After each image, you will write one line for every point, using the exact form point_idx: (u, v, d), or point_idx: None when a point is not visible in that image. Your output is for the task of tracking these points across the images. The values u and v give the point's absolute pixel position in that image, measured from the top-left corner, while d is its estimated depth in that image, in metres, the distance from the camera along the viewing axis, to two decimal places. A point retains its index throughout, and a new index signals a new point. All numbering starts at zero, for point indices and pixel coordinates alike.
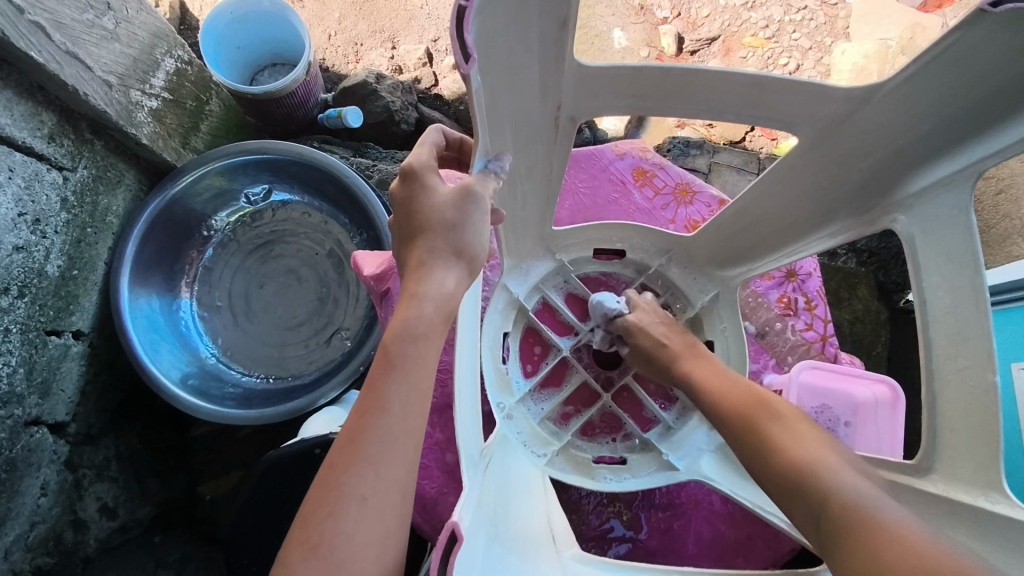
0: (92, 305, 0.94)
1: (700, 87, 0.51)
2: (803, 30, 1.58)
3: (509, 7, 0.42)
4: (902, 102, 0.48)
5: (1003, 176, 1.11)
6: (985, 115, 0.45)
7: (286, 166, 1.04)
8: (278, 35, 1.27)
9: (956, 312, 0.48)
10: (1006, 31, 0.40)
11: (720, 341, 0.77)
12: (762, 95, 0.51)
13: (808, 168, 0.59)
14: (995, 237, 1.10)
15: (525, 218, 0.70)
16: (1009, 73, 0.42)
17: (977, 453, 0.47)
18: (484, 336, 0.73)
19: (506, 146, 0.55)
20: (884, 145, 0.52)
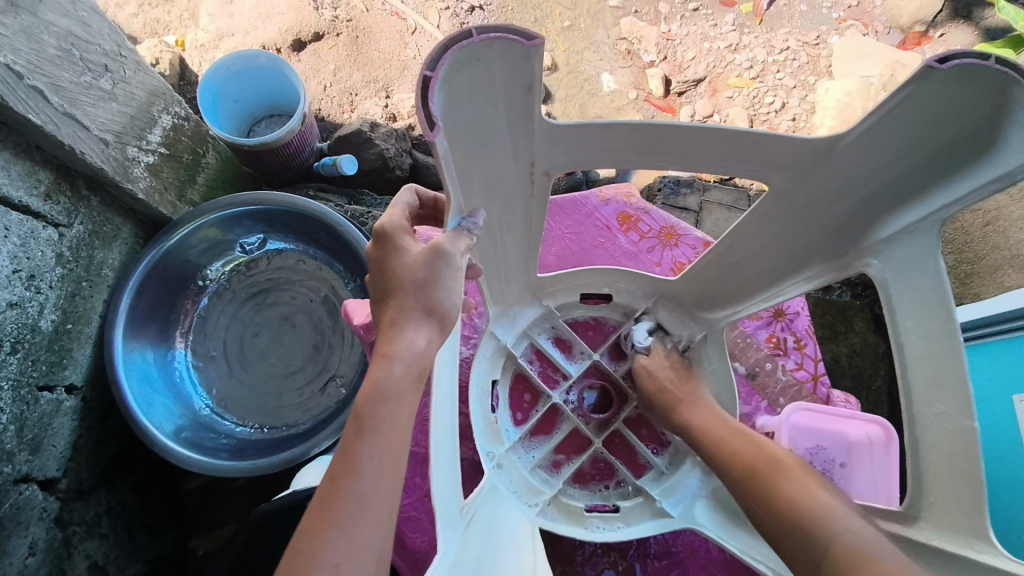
0: (86, 359, 0.95)
1: (675, 143, 0.52)
2: (787, 70, 1.62)
3: (475, 75, 0.45)
4: (865, 151, 0.49)
5: (987, 208, 1.13)
6: (949, 159, 0.47)
7: (282, 217, 1.06)
8: (275, 88, 1.31)
9: (931, 355, 0.49)
10: (958, 85, 0.43)
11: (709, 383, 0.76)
12: (730, 149, 0.52)
13: (781, 215, 0.59)
14: (986, 267, 1.10)
15: (508, 270, 0.71)
16: (966, 122, 0.44)
17: (963, 499, 0.47)
18: (472, 384, 0.72)
19: (483, 204, 0.56)
20: (854, 192, 0.53)
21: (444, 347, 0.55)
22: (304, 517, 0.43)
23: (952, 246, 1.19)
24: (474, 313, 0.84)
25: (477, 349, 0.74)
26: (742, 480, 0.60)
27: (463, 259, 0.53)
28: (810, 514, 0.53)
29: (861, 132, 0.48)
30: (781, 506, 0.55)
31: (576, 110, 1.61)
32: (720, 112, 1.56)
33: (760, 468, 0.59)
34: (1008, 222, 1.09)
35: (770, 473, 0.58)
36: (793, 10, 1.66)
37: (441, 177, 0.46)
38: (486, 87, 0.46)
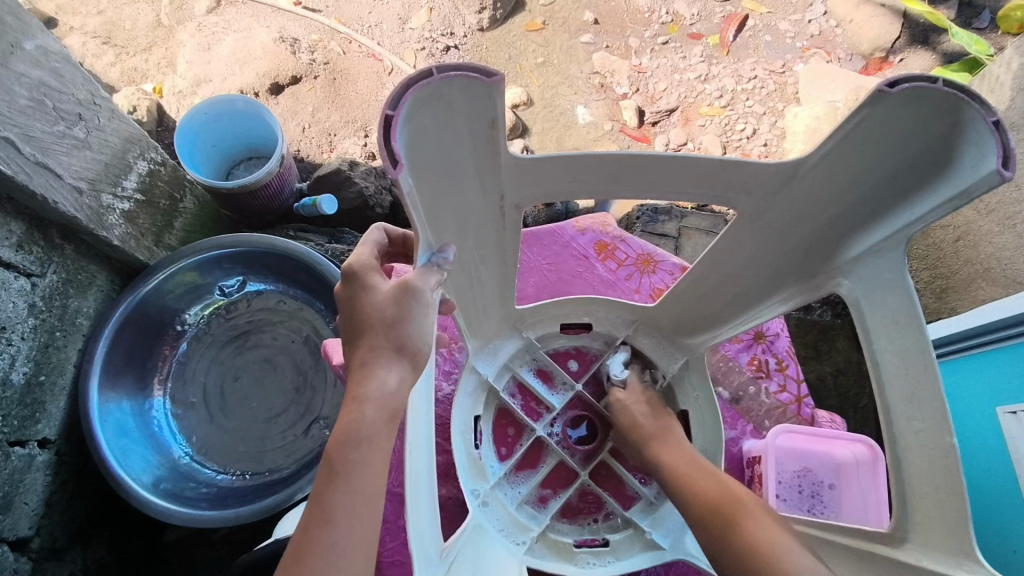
0: (60, 411, 0.92)
1: (644, 172, 0.53)
2: (755, 98, 1.66)
3: (438, 111, 0.45)
4: (827, 174, 0.50)
5: (956, 224, 1.16)
6: (909, 177, 0.48)
7: (260, 259, 1.06)
8: (253, 131, 1.32)
9: (907, 372, 0.49)
10: (910, 106, 0.44)
11: (693, 409, 0.75)
12: (695, 176, 0.53)
13: (751, 238, 0.60)
14: (961, 281, 1.12)
15: (486, 303, 0.70)
16: (922, 142, 0.46)
17: (947, 518, 0.47)
18: (454, 421, 0.71)
19: (455, 239, 0.57)
20: (821, 213, 0.54)
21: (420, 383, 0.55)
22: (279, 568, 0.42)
23: (926, 262, 1.21)
24: (454, 347, 0.83)
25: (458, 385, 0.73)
26: (703, 518, 0.58)
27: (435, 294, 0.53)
28: (770, 553, 0.50)
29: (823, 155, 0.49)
30: (740, 543, 0.53)
31: (553, 142, 1.64)
32: (694, 140, 1.60)
33: (724, 504, 0.57)
34: (978, 236, 1.11)
35: (733, 509, 0.56)
36: (758, 41, 1.73)
37: (409, 214, 0.46)
38: (449, 123, 0.47)
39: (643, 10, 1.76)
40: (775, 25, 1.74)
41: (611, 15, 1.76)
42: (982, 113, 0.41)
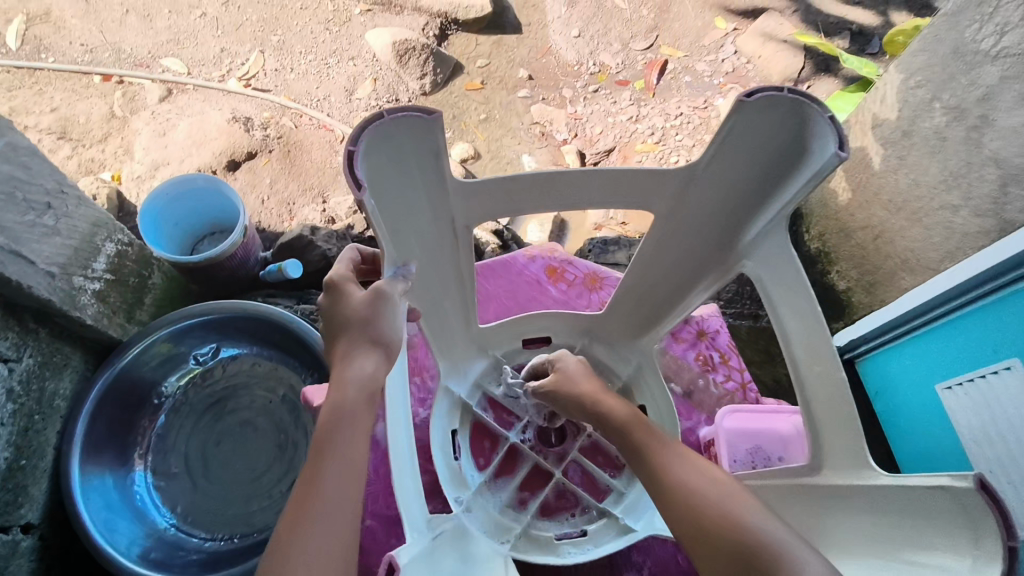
0: (42, 495, 0.94)
1: (571, 188, 0.62)
2: (684, 132, 1.81)
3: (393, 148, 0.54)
4: (717, 172, 0.62)
5: (873, 224, 1.26)
6: (779, 168, 0.59)
7: (233, 323, 1.10)
8: (214, 206, 1.37)
9: (803, 325, 0.61)
10: (765, 111, 0.56)
11: (650, 404, 0.82)
12: (615, 186, 0.63)
13: (672, 237, 0.70)
14: (885, 274, 1.23)
15: (450, 324, 0.77)
16: (780, 138, 0.57)
17: (846, 441, 0.62)
18: (433, 435, 0.77)
19: (414, 263, 0.64)
20: (722, 207, 0.65)
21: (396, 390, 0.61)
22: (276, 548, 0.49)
23: (853, 262, 1.33)
24: (426, 376, 0.87)
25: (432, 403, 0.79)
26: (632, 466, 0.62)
27: (400, 301, 0.61)
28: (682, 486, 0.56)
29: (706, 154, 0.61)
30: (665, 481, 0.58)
31: None
32: None
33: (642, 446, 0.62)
34: (892, 233, 1.22)
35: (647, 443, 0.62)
36: (680, 82, 1.90)
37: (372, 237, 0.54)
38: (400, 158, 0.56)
39: (572, 64, 1.93)
40: (692, 67, 1.92)
41: (544, 70, 1.92)
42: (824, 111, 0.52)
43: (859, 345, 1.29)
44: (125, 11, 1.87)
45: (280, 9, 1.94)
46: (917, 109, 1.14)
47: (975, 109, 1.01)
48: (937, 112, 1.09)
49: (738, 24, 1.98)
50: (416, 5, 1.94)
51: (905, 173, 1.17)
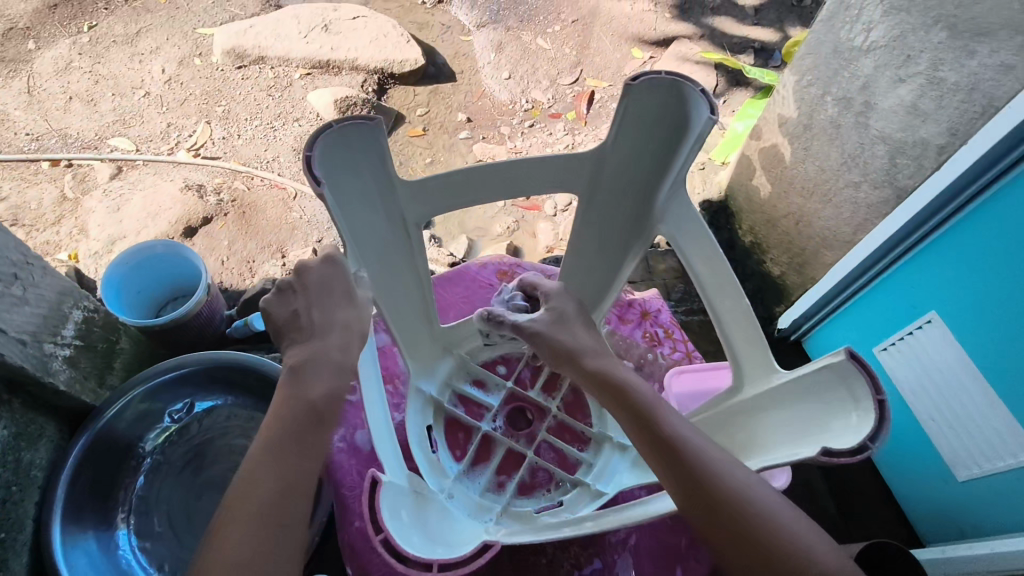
0: (23, 568, 0.95)
1: (515, 171, 0.83)
2: None
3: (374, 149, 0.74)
4: (624, 145, 0.83)
5: (792, 211, 1.39)
6: (668, 136, 0.80)
7: (210, 374, 1.13)
8: (175, 269, 1.40)
9: (704, 255, 0.81)
10: (648, 92, 0.77)
11: None
12: (548, 165, 0.84)
13: (606, 204, 0.91)
14: (811, 254, 1.35)
15: (414, 320, 0.92)
16: (665, 111, 0.78)
17: (756, 353, 0.79)
18: (411, 432, 0.89)
19: (381, 252, 0.82)
20: (636, 174, 0.86)
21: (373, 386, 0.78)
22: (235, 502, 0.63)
23: (782, 248, 1.44)
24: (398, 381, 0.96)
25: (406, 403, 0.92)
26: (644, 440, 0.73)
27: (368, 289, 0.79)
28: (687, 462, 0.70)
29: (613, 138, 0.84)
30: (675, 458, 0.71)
31: (457, 226, 1.83)
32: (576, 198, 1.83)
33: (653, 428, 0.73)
34: (810, 216, 1.34)
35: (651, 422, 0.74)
36: (608, 109, 2.04)
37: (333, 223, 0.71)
38: (368, 160, 0.75)
39: (506, 104, 2.06)
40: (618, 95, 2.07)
41: (481, 112, 2.04)
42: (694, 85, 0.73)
43: (802, 323, 1.42)
44: (69, 98, 1.92)
45: (223, 81, 2.02)
46: (812, 104, 1.28)
47: (859, 96, 1.15)
48: (829, 104, 1.23)
49: (653, 52, 2.15)
50: (353, 65, 2.05)
51: (812, 161, 1.30)
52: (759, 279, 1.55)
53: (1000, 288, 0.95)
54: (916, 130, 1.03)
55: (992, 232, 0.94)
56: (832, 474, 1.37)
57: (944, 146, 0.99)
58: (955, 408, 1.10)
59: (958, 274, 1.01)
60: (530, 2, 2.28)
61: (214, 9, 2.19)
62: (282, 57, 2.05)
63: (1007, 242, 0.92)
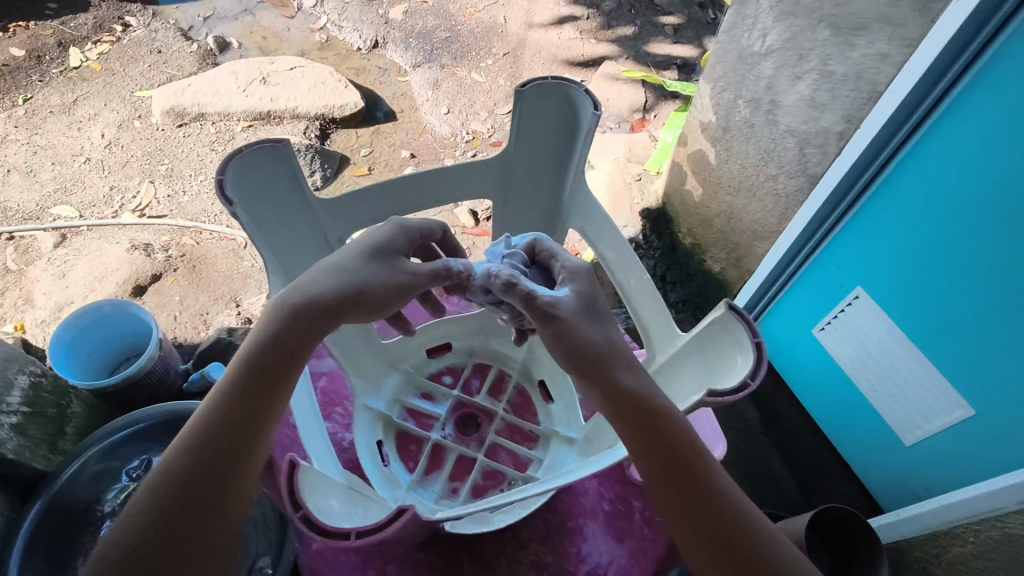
0: None
1: (434, 177, 0.95)
2: None
3: (286, 171, 0.82)
4: (527, 143, 0.98)
5: (723, 209, 1.46)
6: (562, 129, 0.96)
7: (167, 426, 1.13)
8: (126, 328, 1.39)
9: (606, 230, 0.96)
10: (537, 96, 0.93)
11: (547, 376, 1.01)
12: (465, 170, 0.98)
13: (522, 198, 1.06)
14: (745, 247, 1.42)
15: (354, 338, 0.95)
16: (555, 110, 0.94)
17: (658, 316, 0.90)
18: (361, 448, 0.91)
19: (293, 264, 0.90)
20: (542, 167, 1.01)
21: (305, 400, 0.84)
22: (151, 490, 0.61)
23: (720, 246, 1.52)
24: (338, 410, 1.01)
25: (356, 420, 0.94)
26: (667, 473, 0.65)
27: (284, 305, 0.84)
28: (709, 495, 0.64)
29: (514, 143, 0.98)
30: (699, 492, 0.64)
31: None
32: None
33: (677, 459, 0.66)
34: (739, 212, 1.41)
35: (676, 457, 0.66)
36: None
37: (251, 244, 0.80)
38: (277, 179, 0.82)
39: (448, 137, 2.12)
40: None
41: (424, 148, 2.10)
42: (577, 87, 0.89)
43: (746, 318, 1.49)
44: (8, 171, 1.92)
45: (164, 140, 2.04)
46: (727, 109, 1.36)
47: (765, 96, 1.23)
48: (742, 106, 1.31)
49: (583, 76, 2.26)
50: (294, 113, 2.09)
51: (734, 161, 1.37)
52: (702, 279, 1.63)
53: (911, 254, 1.02)
54: (818, 120, 1.12)
55: (895, 205, 1.01)
56: (791, 456, 1.41)
57: (843, 132, 1.07)
58: (892, 373, 1.15)
59: (873, 248, 1.09)
60: (461, 39, 2.37)
61: (150, 71, 2.21)
62: (222, 112, 2.08)
63: (911, 212, 0.99)
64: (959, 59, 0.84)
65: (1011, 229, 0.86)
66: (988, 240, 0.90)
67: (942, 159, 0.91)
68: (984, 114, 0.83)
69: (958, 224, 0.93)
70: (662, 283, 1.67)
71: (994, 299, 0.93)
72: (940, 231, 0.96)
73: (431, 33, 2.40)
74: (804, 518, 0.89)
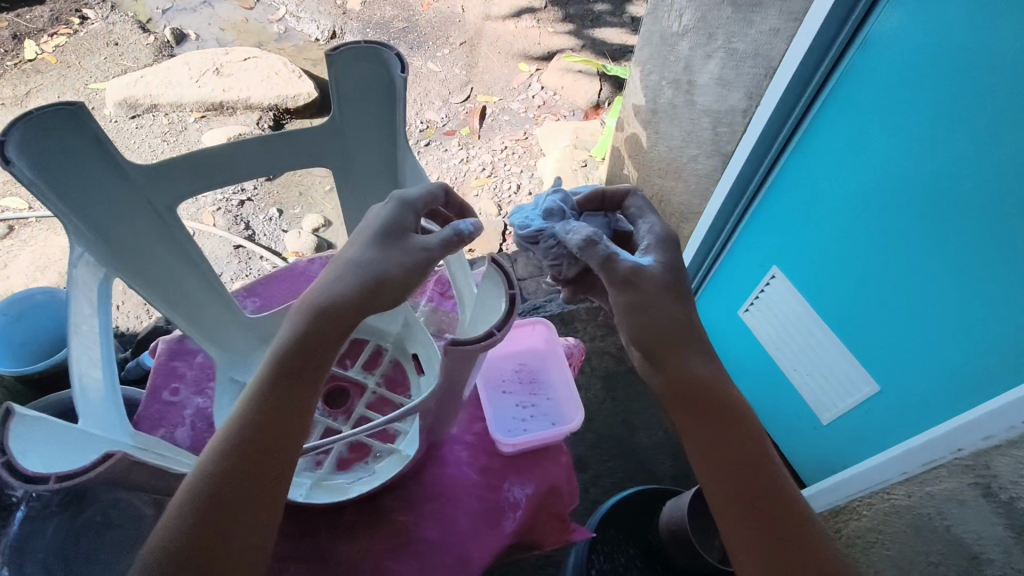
0: None
1: (251, 154, 0.84)
2: (512, 163, 1.96)
3: (90, 137, 0.70)
4: (354, 118, 0.86)
5: (655, 191, 1.45)
6: (387, 102, 0.85)
7: None
8: (58, 317, 1.39)
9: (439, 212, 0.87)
10: (354, 63, 0.81)
11: (420, 349, 0.97)
12: (285, 147, 0.85)
13: (353, 183, 0.94)
14: (674, 229, 1.42)
15: (217, 318, 0.90)
16: (380, 78, 0.83)
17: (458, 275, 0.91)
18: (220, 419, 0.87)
19: (127, 253, 0.78)
20: (372, 144, 0.90)
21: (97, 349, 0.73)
22: (214, 465, 0.60)
23: None
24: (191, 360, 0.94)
25: (217, 394, 0.89)
26: (744, 478, 0.66)
27: (88, 284, 0.73)
28: (787, 502, 0.65)
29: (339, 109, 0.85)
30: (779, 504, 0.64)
31: None
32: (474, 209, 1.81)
33: (755, 464, 0.66)
34: (667, 194, 1.41)
35: (753, 463, 0.67)
36: (499, 122, 2.09)
37: (58, 220, 0.69)
38: (88, 148, 0.71)
39: None
40: (509, 107, 2.13)
41: None
42: (389, 51, 0.79)
43: None
44: None
45: (116, 132, 2.04)
46: (653, 90, 1.36)
47: (684, 76, 1.23)
48: (665, 88, 1.30)
49: (539, 66, 2.25)
50: (247, 104, 2.09)
51: (662, 142, 1.37)
52: None
53: (824, 227, 1.02)
54: (726, 99, 1.13)
55: (806, 176, 1.02)
56: None
57: (746, 110, 1.09)
58: (810, 348, 1.14)
59: (799, 222, 1.07)
60: (419, 29, 2.36)
61: (106, 64, 2.22)
62: (174, 103, 2.07)
63: (821, 183, 1.00)
64: (848, 23, 0.87)
65: (925, 212, 0.84)
66: (890, 206, 0.89)
67: (844, 125, 0.93)
68: (871, 85, 0.87)
69: (873, 196, 0.92)
70: None
71: (901, 270, 0.91)
72: (849, 200, 0.96)
73: (388, 24, 2.39)
74: (689, 495, 0.92)
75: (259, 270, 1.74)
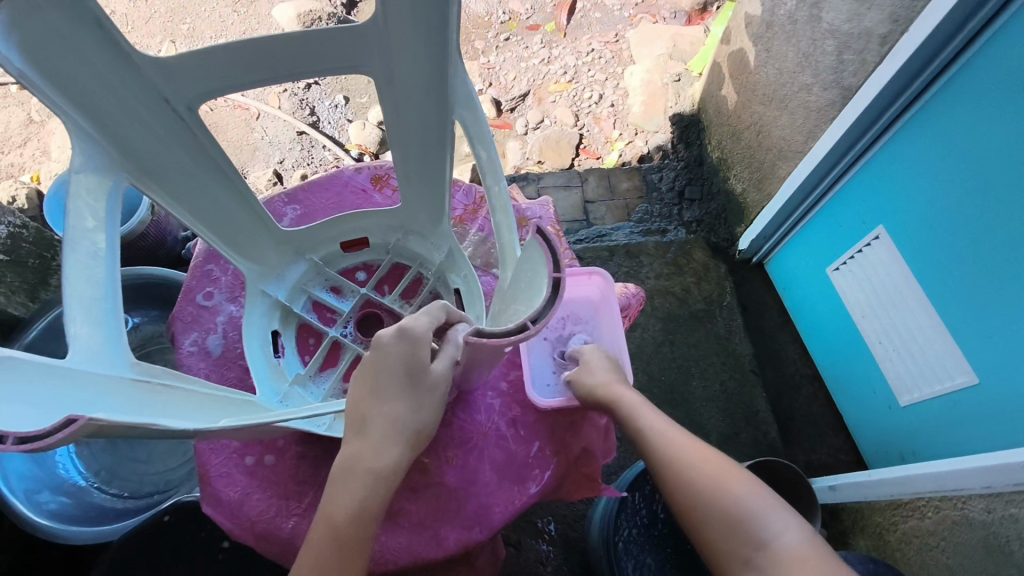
0: None
1: (271, 46, 0.66)
2: (597, 67, 1.77)
3: (80, 26, 0.58)
4: (395, 20, 0.64)
5: (754, 120, 1.28)
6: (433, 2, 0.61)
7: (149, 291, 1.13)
8: None
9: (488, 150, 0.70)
10: None
11: (462, 283, 0.90)
12: (312, 46, 0.67)
13: (400, 96, 0.74)
14: (767, 169, 1.26)
15: (246, 226, 0.85)
16: None
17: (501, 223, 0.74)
18: (252, 333, 0.86)
19: (136, 162, 0.70)
20: (420, 53, 0.68)
21: (95, 270, 0.62)
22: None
23: (745, 163, 1.35)
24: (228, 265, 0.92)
25: (248, 306, 0.87)
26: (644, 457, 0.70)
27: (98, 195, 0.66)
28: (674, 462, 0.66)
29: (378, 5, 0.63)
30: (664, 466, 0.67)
31: None
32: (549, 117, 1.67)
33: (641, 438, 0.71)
34: (769, 127, 1.23)
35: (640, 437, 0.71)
36: (590, 19, 1.87)
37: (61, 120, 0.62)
38: (82, 46, 0.59)
39: (482, 15, 1.89)
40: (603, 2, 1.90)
41: None
42: None
43: (762, 246, 1.36)
44: None
45: None
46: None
47: None
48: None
49: None
50: None
51: (771, 64, 1.18)
52: (724, 199, 1.46)
53: (955, 201, 0.86)
54: (862, 19, 0.93)
55: (943, 130, 0.85)
56: (781, 398, 1.31)
57: (886, 36, 0.89)
58: (900, 331, 1.01)
59: (914, 188, 0.92)
60: None
61: None
62: None
63: (958, 144, 0.83)
64: None
65: None
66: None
67: (996, 85, 0.76)
68: None
69: (1012, 185, 0.77)
70: (679, 201, 1.52)
71: (1015, 272, 0.80)
72: (989, 179, 0.80)
73: None
74: None
75: (321, 160, 1.70)
